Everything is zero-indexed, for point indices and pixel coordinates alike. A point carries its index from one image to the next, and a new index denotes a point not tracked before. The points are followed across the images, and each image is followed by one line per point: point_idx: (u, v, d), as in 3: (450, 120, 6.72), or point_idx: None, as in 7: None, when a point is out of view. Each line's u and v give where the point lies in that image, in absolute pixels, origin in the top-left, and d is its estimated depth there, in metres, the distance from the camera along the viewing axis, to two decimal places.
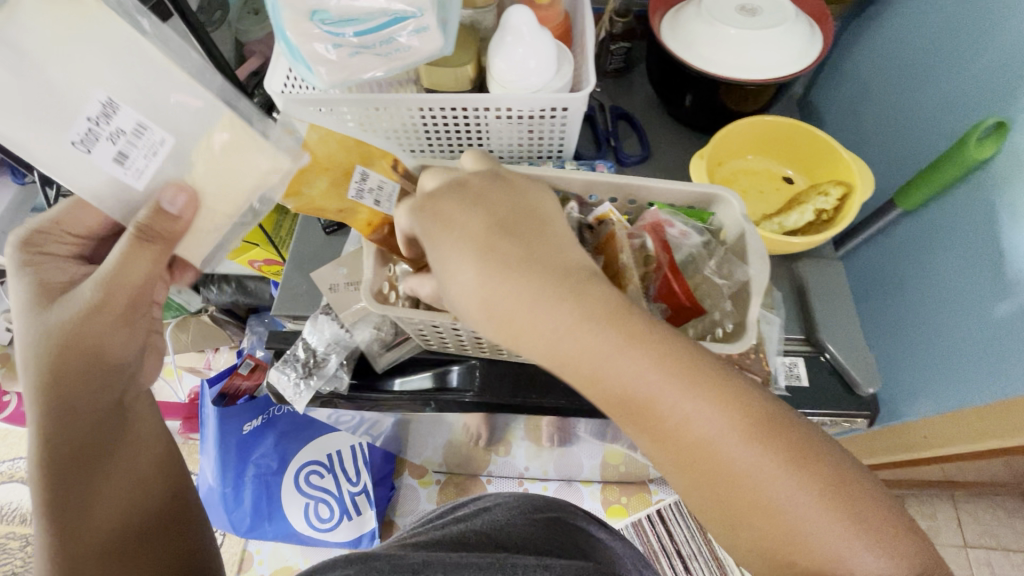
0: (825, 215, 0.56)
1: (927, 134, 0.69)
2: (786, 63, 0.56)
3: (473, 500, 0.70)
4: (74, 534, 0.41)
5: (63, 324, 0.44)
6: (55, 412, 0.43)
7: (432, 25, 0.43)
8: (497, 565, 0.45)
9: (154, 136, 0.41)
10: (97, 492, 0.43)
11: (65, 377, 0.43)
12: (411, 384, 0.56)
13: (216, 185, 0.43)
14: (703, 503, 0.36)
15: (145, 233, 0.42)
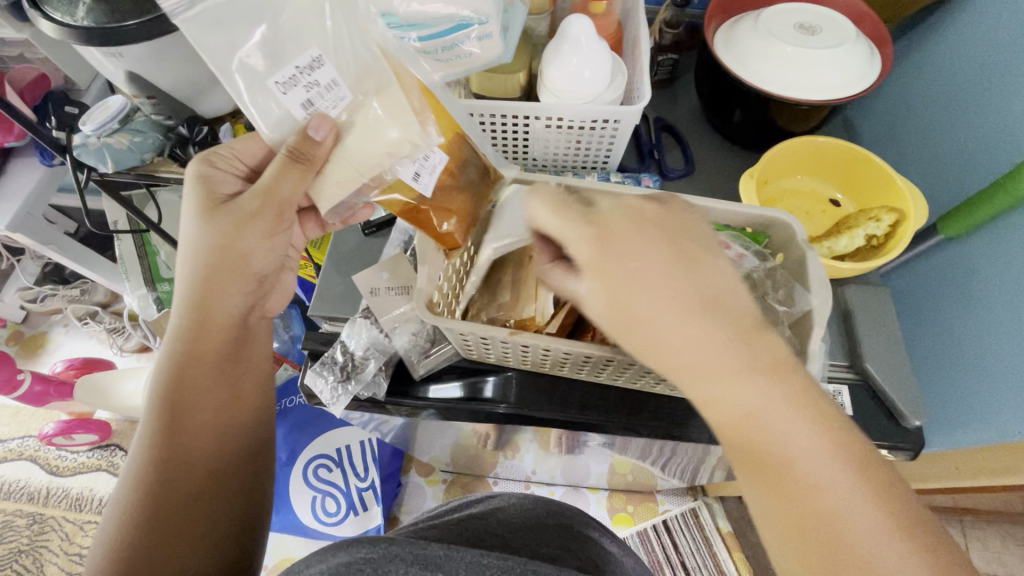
0: (876, 240, 0.55)
1: (976, 160, 0.67)
2: (844, 84, 0.55)
3: (481, 499, 0.68)
4: (174, 458, 0.46)
5: (211, 228, 0.48)
6: (203, 328, 0.49)
7: (495, 32, 0.44)
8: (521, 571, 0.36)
9: (341, 93, 0.43)
10: (194, 426, 0.47)
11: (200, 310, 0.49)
12: (446, 392, 0.55)
13: (381, 152, 0.44)
14: (769, 510, 0.36)
15: (295, 155, 0.43)
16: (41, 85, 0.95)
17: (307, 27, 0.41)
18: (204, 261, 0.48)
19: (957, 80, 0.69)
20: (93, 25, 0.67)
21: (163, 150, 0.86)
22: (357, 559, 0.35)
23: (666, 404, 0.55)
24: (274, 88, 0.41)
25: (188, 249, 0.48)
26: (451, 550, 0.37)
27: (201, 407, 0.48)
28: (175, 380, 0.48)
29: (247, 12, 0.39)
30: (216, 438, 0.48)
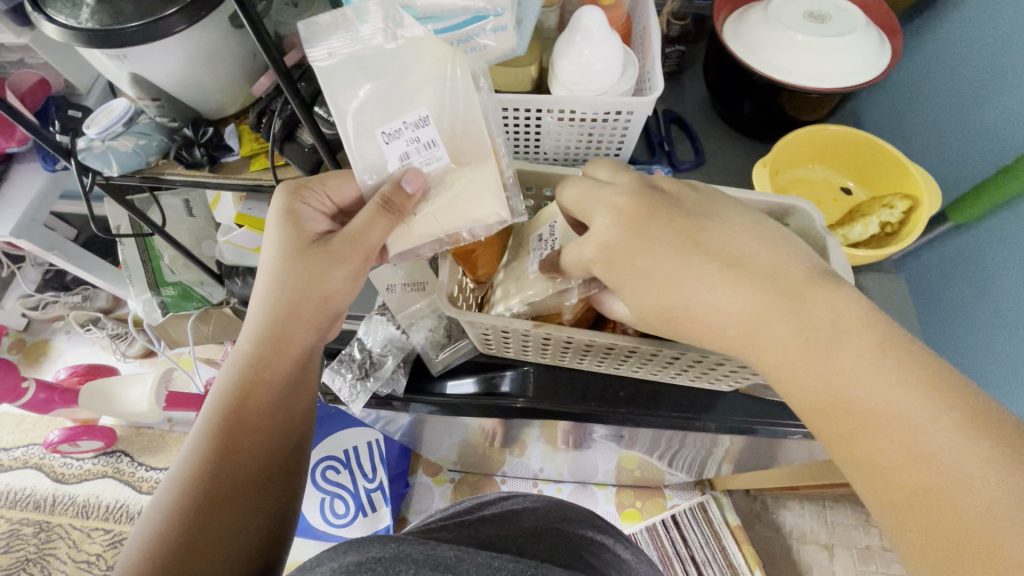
0: (890, 228, 0.55)
1: (986, 145, 0.67)
2: (855, 71, 0.55)
3: (497, 499, 0.68)
4: (221, 471, 0.46)
5: (303, 267, 0.48)
6: (270, 350, 0.49)
7: (509, 24, 0.44)
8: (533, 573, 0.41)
9: (438, 154, 0.45)
10: (246, 443, 0.48)
11: (274, 328, 0.49)
12: (463, 388, 0.55)
13: (465, 213, 0.46)
14: (897, 515, 0.33)
15: (387, 204, 0.44)
16: (41, 90, 0.93)
17: (423, 87, 0.43)
18: (292, 297, 0.48)
19: (964, 68, 0.69)
20: (98, 28, 0.67)
21: (169, 152, 0.86)
22: (367, 557, 0.40)
23: (683, 395, 0.55)
24: (378, 138, 0.44)
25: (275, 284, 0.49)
26: (460, 553, 0.42)
27: (259, 437, 0.48)
28: (235, 395, 0.48)
29: (375, 65, 0.43)
30: (264, 468, 0.48)
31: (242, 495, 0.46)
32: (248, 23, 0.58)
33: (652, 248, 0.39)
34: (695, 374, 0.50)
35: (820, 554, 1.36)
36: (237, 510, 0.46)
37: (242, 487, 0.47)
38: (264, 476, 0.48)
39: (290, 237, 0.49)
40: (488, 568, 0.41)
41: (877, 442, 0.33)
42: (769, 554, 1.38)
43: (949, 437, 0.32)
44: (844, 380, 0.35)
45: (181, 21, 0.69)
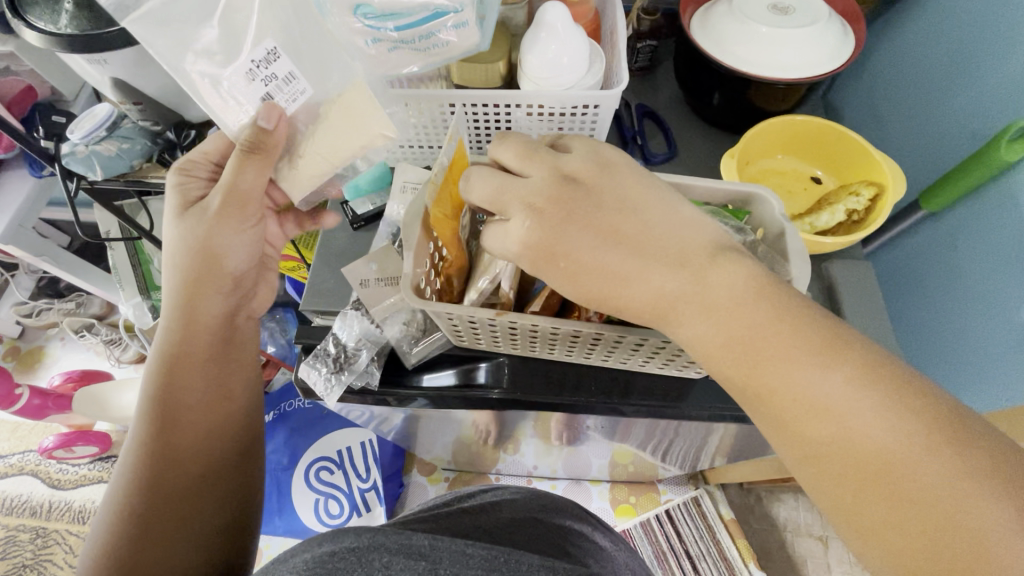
0: (856, 216, 0.56)
1: (958, 134, 0.68)
2: (819, 62, 0.56)
3: (480, 490, 0.69)
4: (167, 453, 0.48)
5: (201, 236, 0.51)
6: (187, 328, 0.52)
7: (471, 20, 0.43)
8: (505, 561, 0.41)
9: (300, 87, 0.46)
10: (188, 425, 0.50)
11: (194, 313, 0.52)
12: (438, 380, 0.57)
13: (350, 143, 0.48)
14: (841, 497, 0.33)
15: (252, 146, 0.46)
16: (27, 97, 0.94)
17: (260, 19, 0.43)
18: (197, 268, 0.51)
19: (935, 57, 0.70)
20: (77, 33, 0.67)
21: (152, 156, 0.87)
22: (341, 547, 0.40)
23: (655, 384, 0.56)
24: (237, 80, 0.44)
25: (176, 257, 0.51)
26: (435, 541, 0.41)
27: (189, 405, 0.50)
28: (166, 380, 0.50)
29: (192, 10, 0.42)
30: (199, 434, 0.50)
31: (180, 462, 0.49)
32: None
33: (569, 245, 0.38)
34: (662, 362, 0.51)
35: (815, 547, 1.37)
36: (175, 476, 0.48)
37: (178, 453, 0.49)
38: (201, 443, 0.50)
39: (184, 215, 0.52)
40: (462, 559, 0.40)
41: (806, 419, 0.34)
42: (764, 547, 1.38)
43: (874, 416, 0.32)
44: (765, 363, 0.35)
45: None
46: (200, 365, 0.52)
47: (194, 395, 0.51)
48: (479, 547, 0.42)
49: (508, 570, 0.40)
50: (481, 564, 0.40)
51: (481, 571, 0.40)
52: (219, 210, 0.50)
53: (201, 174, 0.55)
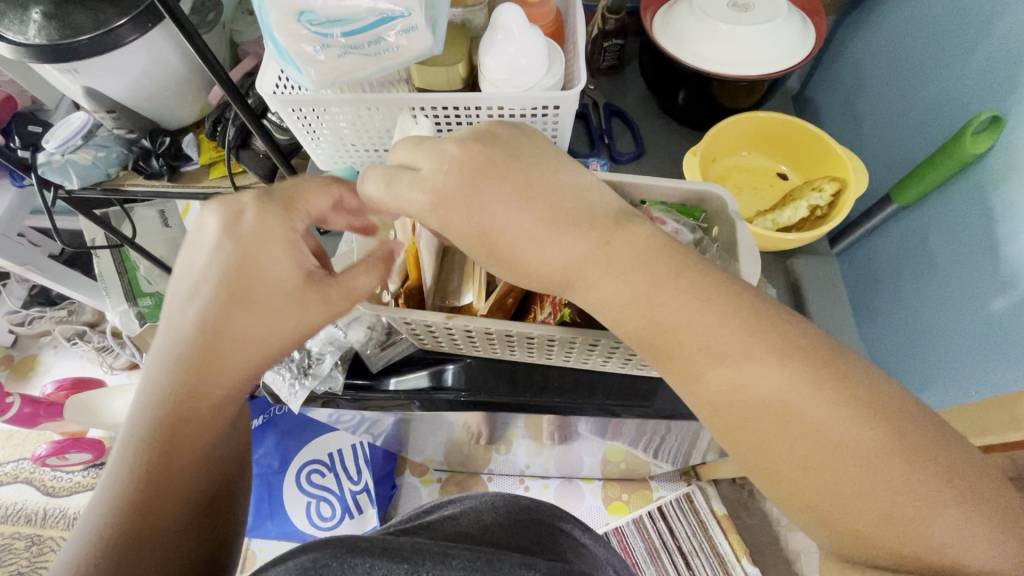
0: (819, 211, 0.56)
1: (925, 128, 0.68)
2: (780, 57, 0.56)
3: (450, 501, 0.62)
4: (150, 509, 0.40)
5: (265, 286, 0.42)
6: (217, 387, 0.43)
7: (420, 24, 0.43)
8: (486, 561, 0.35)
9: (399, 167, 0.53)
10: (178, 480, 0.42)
11: (227, 367, 0.42)
12: (406, 383, 0.58)
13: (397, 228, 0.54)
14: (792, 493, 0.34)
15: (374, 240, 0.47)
16: (7, 107, 0.93)
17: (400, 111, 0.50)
18: (259, 323, 0.42)
19: (906, 50, 0.69)
20: (45, 42, 0.67)
21: (127, 164, 0.87)
22: (319, 556, 0.35)
23: (618, 383, 0.58)
24: None
25: (224, 300, 0.41)
26: (419, 544, 0.36)
27: (185, 458, 0.42)
28: (170, 428, 0.42)
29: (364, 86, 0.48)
30: (191, 490, 0.43)
31: (170, 519, 0.41)
32: (186, 40, 0.60)
33: (515, 246, 0.38)
34: (623, 359, 0.51)
35: (807, 540, 1.37)
36: (160, 542, 0.40)
37: (171, 511, 0.42)
38: (191, 500, 0.43)
39: (270, 261, 0.42)
40: (444, 558, 0.36)
41: (747, 412, 0.35)
42: (757, 542, 1.38)
43: (818, 410, 0.33)
44: (697, 356, 0.36)
45: (132, 31, 0.70)
46: (215, 420, 0.44)
47: (198, 450, 0.43)
48: (463, 546, 0.37)
49: (491, 571, 0.35)
50: (464, 565, 0.35)
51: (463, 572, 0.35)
52: (314, 284, 0.43)
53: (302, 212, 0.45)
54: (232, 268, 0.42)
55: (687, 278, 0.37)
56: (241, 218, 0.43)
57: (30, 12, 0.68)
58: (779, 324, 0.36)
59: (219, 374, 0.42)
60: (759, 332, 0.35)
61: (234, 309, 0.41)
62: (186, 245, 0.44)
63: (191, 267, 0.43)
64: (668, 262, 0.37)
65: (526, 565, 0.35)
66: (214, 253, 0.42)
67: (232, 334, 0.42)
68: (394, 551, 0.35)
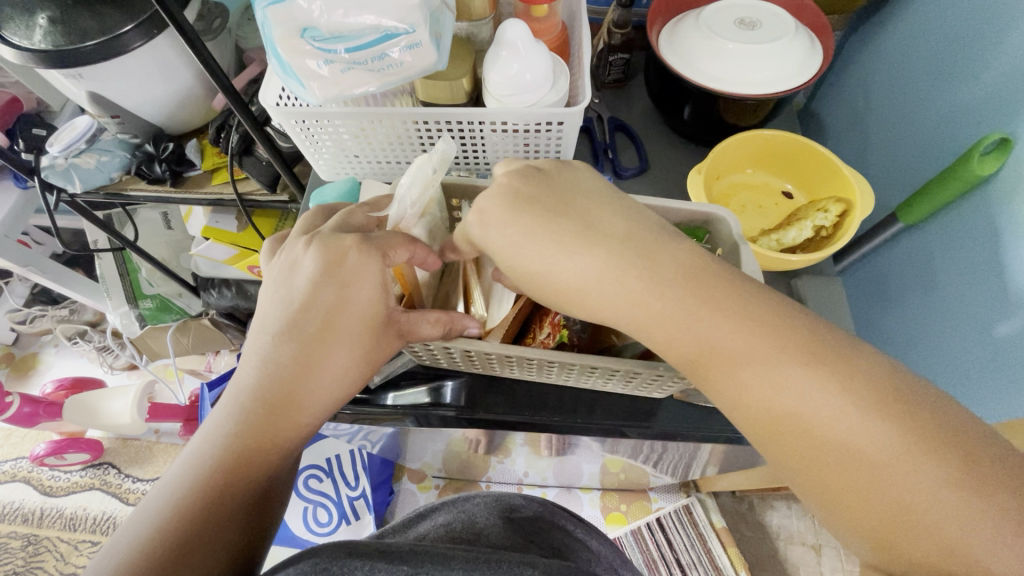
0: (824, 231, 0.55)
1: (933, 148, 0.67)
2: (786, 77, 0.55)
3: (446, 504, 0.57)
4: (212, 518, 0.39)
5: (347, 320, 0.45)
6: (297, 408, 0.44)
7: (424, 40, 0.43)
8: (482, 560, 0.34)
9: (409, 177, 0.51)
10: (239, 493, 0.41)
11: (312, 388, 0.44)
12: (404, 398, 0.59)
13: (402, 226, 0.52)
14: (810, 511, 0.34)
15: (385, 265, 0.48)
16: (13, 109, 0.93)
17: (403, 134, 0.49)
18: (344, 355, 0.45)
19: (915, 69, 0.69)
20: (51, 48, 0.67)
21: (131, 168, 0.87)
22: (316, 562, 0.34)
23: (617, 403, 0.58)
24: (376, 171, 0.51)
25: (318, 333, 0.44)
26: (416, 546, 0.36)
27: (250, 477, 0.41)
28: (247, 440, 0.42)
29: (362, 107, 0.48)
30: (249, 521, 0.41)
31: (227, 538, 0.39)
32: (191, 50, 0.60)
33: None
34: (624, 380, 0.51)
35: (807, 555, 1.35)
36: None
37: (226, 550, 0.39)
38: (249, 533, 0.41)
39: (356, 303, 0.46)
40: (443, 560, 0.34)
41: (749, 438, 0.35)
42: (756, 556, 1.36)
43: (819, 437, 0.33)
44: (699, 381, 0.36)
45: (138, 37, 0.70)
46: (292, 444, 0.44)
47: (263, 482, 0.42)
48: (463, 549, 0.35)
49: (488, 570, 0.33)
50: (464, 565, 0.34)
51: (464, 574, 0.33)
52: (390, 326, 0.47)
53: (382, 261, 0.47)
54: (321, 308, 0.45)
55: (689, 298, 0.37)
56: (341, 261, 0.46)
57: (36, 16, 0.68)
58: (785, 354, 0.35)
59: (304, 393, 0.44)
60: (764, 357, 0.35)
61: (324, 341, 0.44)
62: (277, 282, 0.47)
63: (283, 301, 0.46)
64: (672, 285, 0.37)
65: (523, 565, 0.34)
66: (306, 290, 0.45)
67: (317, 362, 0.44)
68: (391, 554, 0.35)
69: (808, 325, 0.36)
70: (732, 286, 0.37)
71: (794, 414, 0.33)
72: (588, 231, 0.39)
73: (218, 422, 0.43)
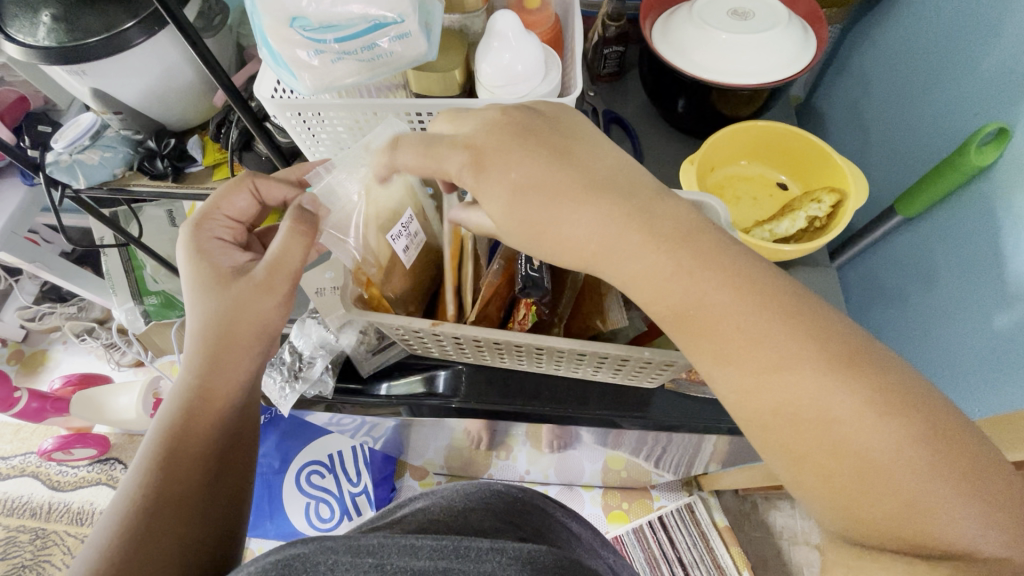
0: (818, 222, 0.55)
1: (931, 139, 0.66)
2: (779, 67, 0.55)
3: (423, 494, 0.57)
4: (158, 493, 0.45)
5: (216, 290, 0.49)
6: (203, 379, 0.48)
7: (413, 31, 0.43)
8: (453, 549, 0.36)
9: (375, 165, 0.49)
10: (180, 468, 0.46)
11: (213, 359, 0.48)
12: (397, 388, 0.59)
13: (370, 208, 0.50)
14: None
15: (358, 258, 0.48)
16: (19, 107, 0.94)
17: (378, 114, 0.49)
18: (224, 325, 0.48)
19: (914, 60, 0.68)
20: (55, 45, 0.68)
21: (133, 164, 0.88)
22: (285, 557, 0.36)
23: (609, 392, 0.58)
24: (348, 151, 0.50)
25: (192, 309, 0.49)
26: (385, 539, 0.37)
27: (188, 451, 0.47)
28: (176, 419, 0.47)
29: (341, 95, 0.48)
30: (207, 485, 0.48)
31: (170, 505, 0.45)
32: (189, 46, 0.60)
33: None
34: (614, 369, 0.51)
35: (810, 555, 1.34)
36: (177, 535, 0.44)
37: (171, 512, 0.44)
38: (204, 496, 0.47)
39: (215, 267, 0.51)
40: (410, 550, 0.36)
41: None
42: (759, 556, 1.35)
43: None
44: None
45: (140, 34, 0.71)
46: (215, 415, 0.49)
47: (200, 452, 0.47)
48: (430, 538, 0.37)
49: (457, 559, 0.35)
50: (431, 555, 0.36)
51: (429, 563, 0.35)
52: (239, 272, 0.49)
53: (220, 215, 0.54)
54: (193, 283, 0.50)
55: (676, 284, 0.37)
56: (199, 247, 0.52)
57: (40, 14, 0.69)
58: (771, 340, 0.36)
59: (208, 366, 0.48)
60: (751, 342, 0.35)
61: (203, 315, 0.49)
62: None
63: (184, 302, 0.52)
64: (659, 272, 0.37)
65: (493, 551, 0.36)
66: (189, 267, 0.51)
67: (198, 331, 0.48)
68: (360, 547, 0.36)
69: (794, 312, 0.36)
70: (718, 272, 0.37)
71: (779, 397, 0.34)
72: (573, 219, 0.39)
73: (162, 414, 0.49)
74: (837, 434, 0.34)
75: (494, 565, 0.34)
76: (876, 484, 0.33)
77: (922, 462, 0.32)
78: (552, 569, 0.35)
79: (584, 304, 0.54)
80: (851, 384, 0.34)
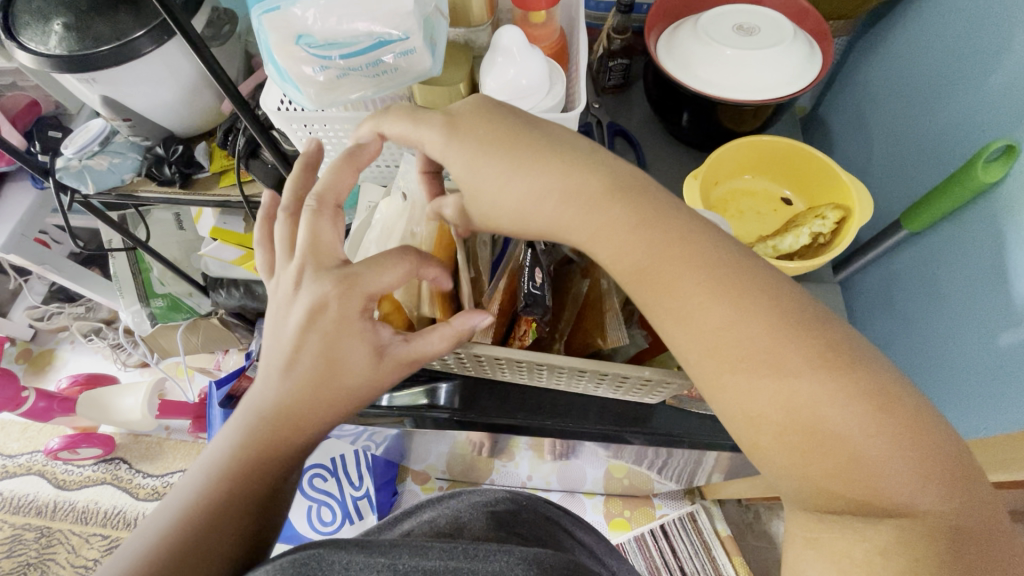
0: (822, 238, 0.55)
1: (938, 155, 0.66)
2: (784, 83, 0.55)
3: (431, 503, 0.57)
4: (219, 513, 0.43)
5: (353, 362, 0.45)
6: (299, 416, 0.46)
7: (418, 47, 0.44)
8: (464, 550, 0.37)
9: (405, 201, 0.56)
10: (243, 490, 0.44)
11: (314, 405, 0.45)
12: (399, 400, 0.60)
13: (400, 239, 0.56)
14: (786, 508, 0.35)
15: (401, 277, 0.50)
16: (31, 111, 0.97)
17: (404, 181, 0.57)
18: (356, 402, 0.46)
19: (920, 75, 0.68)
20: (67, 54, 0.69)
21: (142, 170, 0.89)
22: (299, 555, 0.37)
23: (613, 409, 0.59)
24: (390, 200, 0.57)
25: (318, 355, 0.45)
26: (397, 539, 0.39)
27: (256, 481, 0.45)
28: (262, 444, 0.45)
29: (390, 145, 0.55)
30: (262, 513, 0.46)
31: (230, 530, 0.43)
32: (195, 54, 0.61)
33: None
34: (614, 386, 0.51)
35: None
36: (229, 557, 0.43)
37: (236, 535, 0.43)
38: (259, 521, 0.45)
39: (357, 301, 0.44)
40: (420, 551, 0.37)
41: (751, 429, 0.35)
42: (760, 565, 1.34)
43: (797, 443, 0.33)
44: None
45: (149, 43, 0.71)
46: (296, 453, 0.47)
47: (272, 484, 0.46)
48: (441, 540, 0.38)
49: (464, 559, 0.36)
50: (440, 556, 0.37)
51: (439, 563, 0.36)
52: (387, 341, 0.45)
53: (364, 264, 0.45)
54: (325, 344, 0.45)
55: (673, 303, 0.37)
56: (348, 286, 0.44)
57: (52, 23, 0.70)
58: (773, 358, 0.35)
59: (308, 408, 0.45)
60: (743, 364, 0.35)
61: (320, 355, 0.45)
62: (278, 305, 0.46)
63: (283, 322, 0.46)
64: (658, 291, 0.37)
65: (501, 552, 0.36)
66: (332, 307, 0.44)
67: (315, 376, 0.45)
68: (375, 545, 0.38)
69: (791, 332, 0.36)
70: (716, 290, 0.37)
71: (778, 406, 0.34)
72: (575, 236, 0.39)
73: (235, 425, 0.47)
74: (845, 450, 0.33)
75: (502, 565, 0.35)
76: (876, 496, 0.33)
77: (919, 478, 0.33)
78: (556, 568, 0.36)
79: (583, 322, 0.55)
80: (857, 397, 0.33)
